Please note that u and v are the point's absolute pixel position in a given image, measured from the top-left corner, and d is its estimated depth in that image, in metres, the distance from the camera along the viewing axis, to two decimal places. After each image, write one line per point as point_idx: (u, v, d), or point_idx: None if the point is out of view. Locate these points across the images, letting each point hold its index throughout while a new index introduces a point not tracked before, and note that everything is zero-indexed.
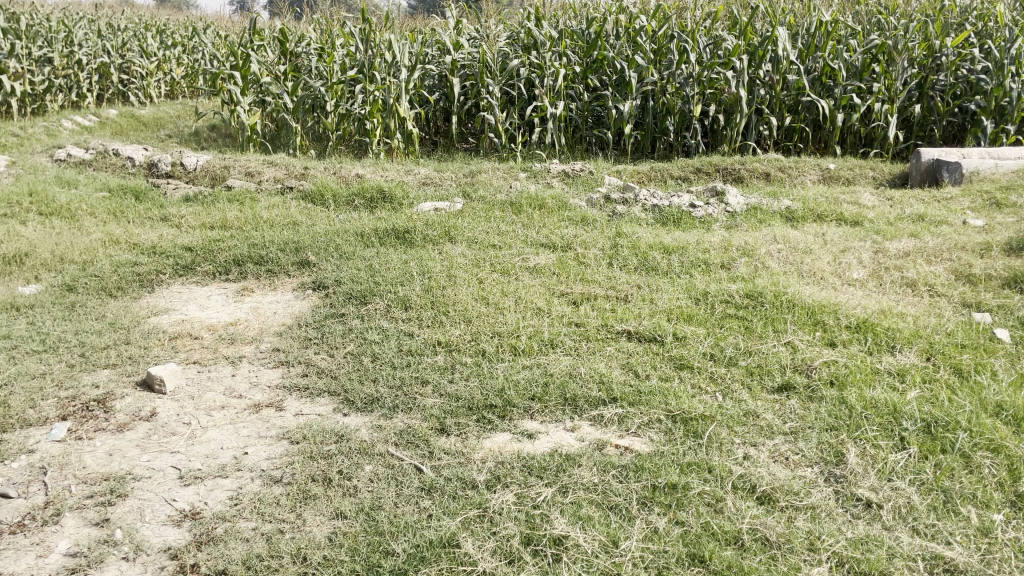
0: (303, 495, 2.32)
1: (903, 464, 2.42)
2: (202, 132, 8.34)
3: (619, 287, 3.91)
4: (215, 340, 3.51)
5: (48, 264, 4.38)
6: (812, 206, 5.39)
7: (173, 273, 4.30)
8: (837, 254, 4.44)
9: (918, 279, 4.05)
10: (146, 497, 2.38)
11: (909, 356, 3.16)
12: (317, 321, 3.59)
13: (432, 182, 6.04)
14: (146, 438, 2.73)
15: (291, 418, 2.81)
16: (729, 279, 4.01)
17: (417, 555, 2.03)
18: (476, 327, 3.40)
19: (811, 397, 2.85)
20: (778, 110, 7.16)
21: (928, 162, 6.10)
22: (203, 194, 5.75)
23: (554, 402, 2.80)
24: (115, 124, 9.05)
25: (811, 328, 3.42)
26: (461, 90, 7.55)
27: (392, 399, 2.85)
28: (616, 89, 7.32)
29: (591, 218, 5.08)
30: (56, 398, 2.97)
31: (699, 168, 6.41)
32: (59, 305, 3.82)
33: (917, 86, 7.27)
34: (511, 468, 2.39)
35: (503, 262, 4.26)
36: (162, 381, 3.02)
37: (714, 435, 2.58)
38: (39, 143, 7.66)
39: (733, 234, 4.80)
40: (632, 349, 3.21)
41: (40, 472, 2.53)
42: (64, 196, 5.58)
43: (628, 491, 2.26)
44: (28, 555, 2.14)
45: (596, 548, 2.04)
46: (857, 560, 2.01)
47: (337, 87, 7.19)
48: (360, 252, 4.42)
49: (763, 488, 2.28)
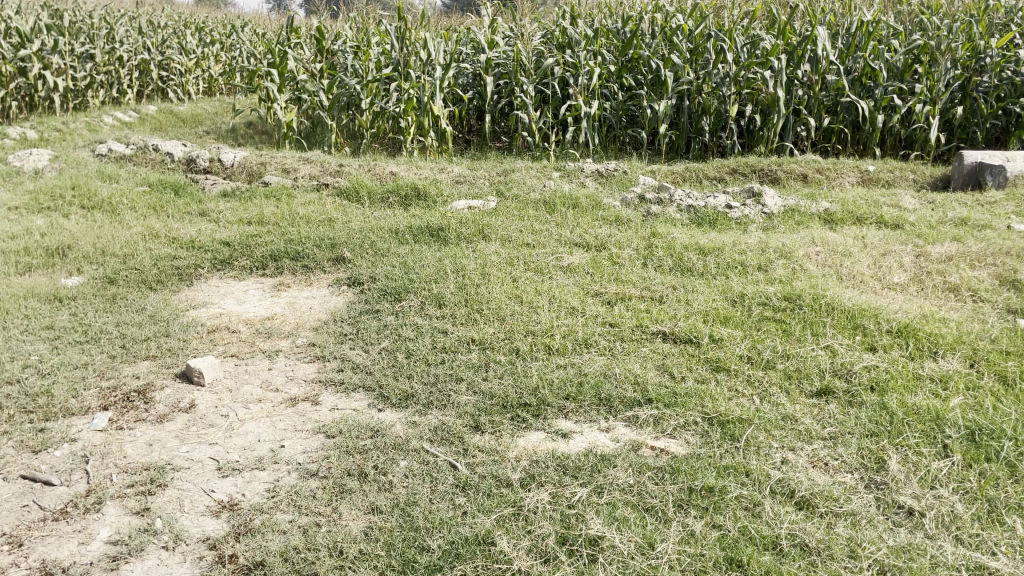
0: (339, 489, 2.33)
1: (946, 472, 2.37)
2: (239, 129, 8.44)
3: (654, 288, 3.88)
4: (253, 333, 3.55)
5: (90, 257, 4.46)
6: (851, 208, 5.31)
7: (211, 267, 4.36)
8: (877, 257, 4.37)
9: (961, 284, 3.97)
10: (184, 487, 2.41)
11: (952, 362, 3.10)
12: (352, 317, 3.61)
13: (465, 180, 6.05)
14: (185, 430, 2.77)
15: (326, 412, 2.83)
16: (766, 281, 3.96)
17: (452, 551, 2.04)
18: (510, 326, 3.40)
19: (851, 402, 2.81)
20: (816, 111, 7.07)
21: (971, 165, 6.00)
22: (240, 190, 5.82)
23: (589, 402, 2.79)
24: (154, 119, 9.18)
25: (850, 332, 3.37)
26: (496, 89, 7.56)
27: (427, 396, 2.86)
28: (651, 88, 7.27)
29: (625, 218, 5.06)
30: (98, 388, 3.03)
31: (735, 169, 6.35)
32: (100, 297, 3.89)
33: (961, 88, 7.12)
34: (546, 467, 2.38)
35: (536, 261, 4.25)
36: (201, 373, 3.06)
37: (751, 438, 2.55)
38: (81, 138, 7.80)
39: (770, 236, 4.74)
40: (668, 350, 3.19)
41: (82, 461, 2.57)
42: (106, 190, 5.68)
43: (664, 493, 2.24)
44: (70, 541, 2.18)
45: (632, 549, 2.02)
46: (900, 567, 1.97)
47: (373, 85, 7.23)
48: (394, 249, 4.44)
49: (801, 493, 2.25)
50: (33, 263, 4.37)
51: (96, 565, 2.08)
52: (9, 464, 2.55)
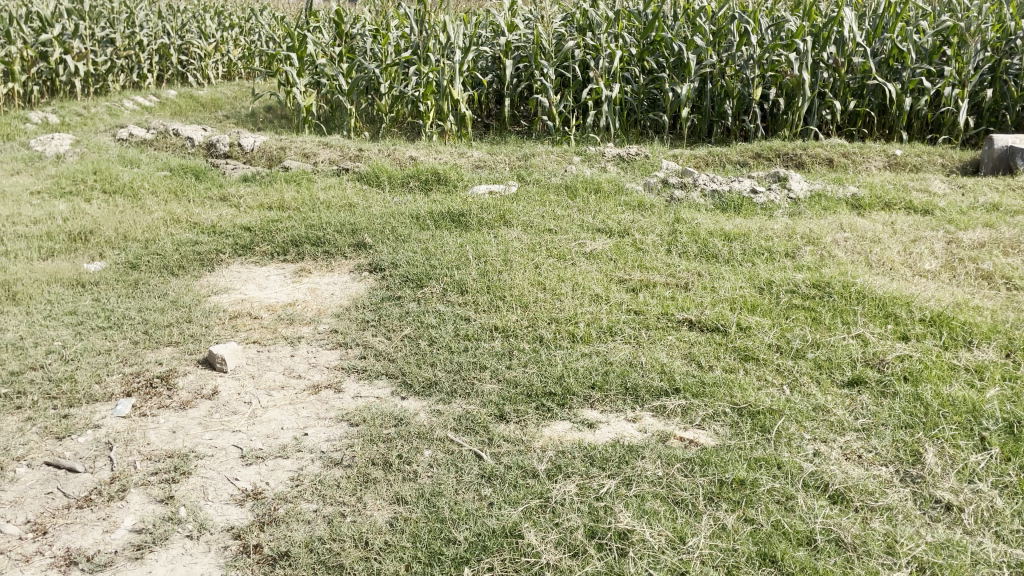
0: (363, 478, 2.30)
1: (985, 466, 2.31)
2: (258, 113, 8.42)
3: (679, 275, 3.82)
4: (275, 319, 3.53)
5: (112, 242, 4.46)
6: (879, 193, 5.21)
7: (233, 253, 4.34)
8: (907, 244, 4.28)
9: (994, 271, 3.87)
10: (208, 475, 2.40)
11: (987, 352, 3.02)
12: (374, 303, 3.58)
13: (485, 165, 5.99)
14: (208, 416, 2.75)
15: (349, 400, 2.80)
16: (794, 268, 3.89)
17: (479, 544, 2.01)
18: (533, 313, 3.35)
19: (884, 392, 2.75)
20: (842, 94, 6.94)
21: (1002, 149, 5.86)
22: (261, 174, 5.80)
23: (615, 392, 2.74)
24: (174, 104, 9.17)
25: (882, 321, 3.30)
26: (515, 72, 7.46)
27: (451, 383, 2.82)
28: (673, 71, 7.16)
29: (648, 203, 4.99)
30: (121, 374, 3.02)
31: (759, 153, 6.25)
32: (122, 283, 3.88)
33: (990, 70, 6.96)
34: (573, 458, 2.34)
35: (559, 247, 4.20)
36: (223, 360, 3.05)
37: (783, 429, 2.50)
38: (102, 122, 7.81)
39: (796, 221, 4.65)
40: (695, 338, 3.13)
41: (106, 448, 2.56)
42: (127, 174, 5.68)
43: (694, 486, 2.20)
44: (95, 529, 2.17)
45: (663, 544, 1.98)
46: (939, 565, 1.92)
47: (392, 68, 7.18)
48: (416, 235, 4.40)
49: (836, 486, 2.20)
50: (56, 248, 4.37)
51: (120, 554, 2.07)
52: (34, 450, 2.55)
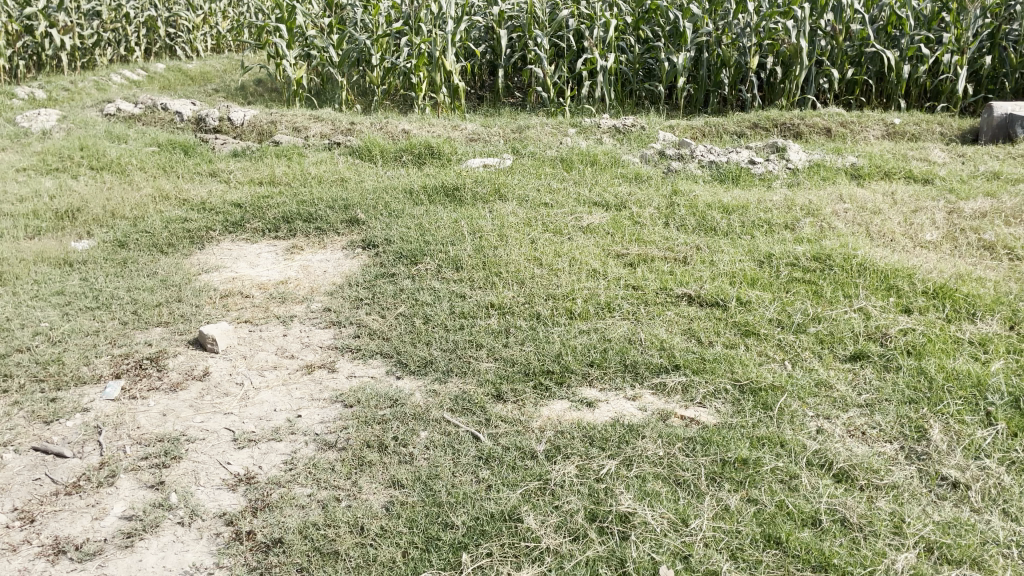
0: (358, 461, 2.26)
1: (991, 442, 2.26)
2: (248, 87, 8.27)
3: (677, 248, 3.76)
4: (266, 298, 3.46)
5: (100, 219, 4.38)
6: (879, 162, 5.14)
7: (223, 229, 4.26)
8: (907, 214, 4.21)
9: (996, 241, 3.82)
10: (200, 459, 2.35)
11: (991, 324, 2.97)
12: (367, 281, 3.51)
13: (479, 138, 5.89)
14: (200, 398, 2.70)
15: (343, 380, 2.75)
16: (794, 241, 3.82)
17: (477, 528, 1.97)
18: (530, 289, 3.29)
19: (887, 366, 2.70)
20: (840, 62, 6.83)
21: (1001, 117, 5.78)
22: (251, 149, 5.70)
23: (614, 369, 2.69)
24: (163, 78, 9.01)
25: (884, 294, 3.24)
26: (508, 42, 7.34)
27: (447, 362, 2.77)
28: (669, 40, 7.03)
29: (645, 174, 4.92)
30: (110, 356, 2.96)
31: (757, 123, 6.15)
32: (111, 261, 3.81)
33: (989, 36, 6.84)
34: (572, 438, 2.29)
35: (555, 221, 4.13)
36: (214, 340, 2.98)
37: (785, 407, 2.45)
38: (89, 97, 7.67)
39: (796, 192, 4.58)
40: (695, 313, 3.08)
41: (95, 432, 2.51)
42: (115, 150, 5.57)
43: (696, 466, 2.15)
44: (84, 517, 2.12)
45: (665, 527, 1.94)
46: (948, 544, 1.88)
47: (383, 40, 6.99)
48: (409, 210, 4.33)
49: (840, 464, 2.16)
50: (43, 226, 4.29)
51: (110, 542, 2.02)
52: (21, 435, 2.49)
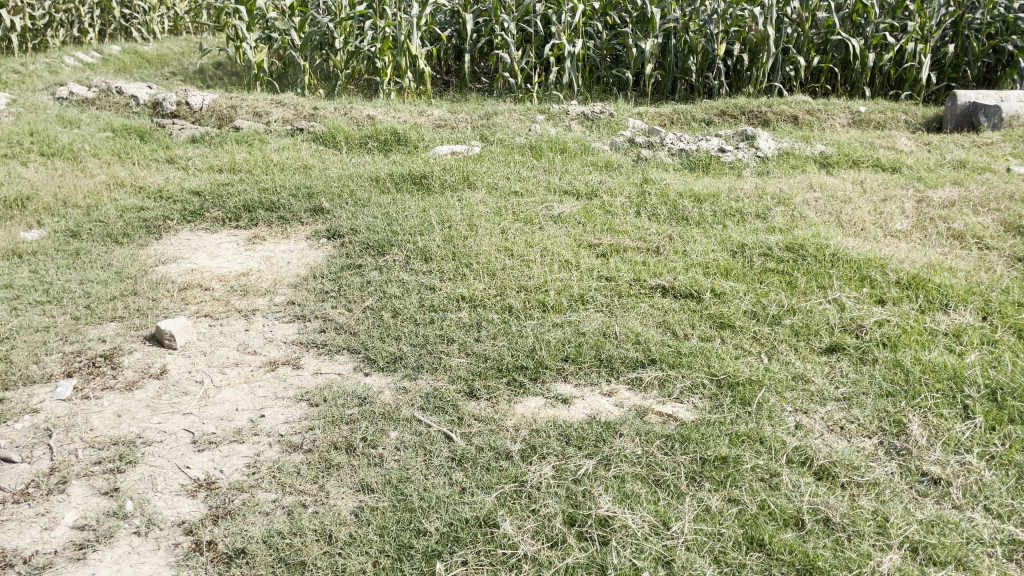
0: (325, 464, 2.16)
1: (970, 436, 2.24)
2: (207, 70, 8.03)
3: (650, 238, 3.70)
4: (228, 291, 3.33)
5: (51, 208, 4.19)
6: (847, 151, 5.13)
7: (181, 219, 4.10)
8: (877, 203, 4.20)
9: (965, 230, 3.82)
10: (157, 463, 2.24)
11: (964, 315, 2.96)
12: (333, 273, 3.39)
13: (446, 124, 5.78)
14: (157, 398, 2.57)
15: (309, 377, 2.65)
16: (766, 230, 3.79)
17: (451, 535, 1.89)
18: (502, 281, 3.20)
19: (863, 359, 2.67)
20: (805, 49, 6.83)
21: (965, 105, 5.83)
22: (210, 135, 5.52)
23: (589, 364, 2.62)
24: (119, 60, 8.72)
25: (858, 284, 3.21)
26: (474, 27, 7.21)
27: (417, 358, 2.68)
28: (636, 26, 6.96)
29: (615, 163, 4.85)
30: (61, 353, 2.81)
31: (724, 111, 6.12)
32: (62, 253, 3.64)
33: (952, 25, 6.85)
34: (548, 437, 2.22)
35: (526, 210, 4.04)
36: (172, 336, 2.85)
37: (763, 402, 2.40)
38: (39, 80, 7.37)
39: (766, 181, 4.54)
40: (669, 305, 3.02)
41: (46, 435, 2.38)
42: (66, 135, 5.35)
43: (675, 465, 2.10)
44: (32, 527, 2.00)
45: (646, 530, 1.89)
46: (933, 544, 1.84)
47: (346, 23, 6.84)
48: (376, 199, 4.20)
49: (821, 462, 2.12)
50: None
51: (60, 554, 1.91)
52: None
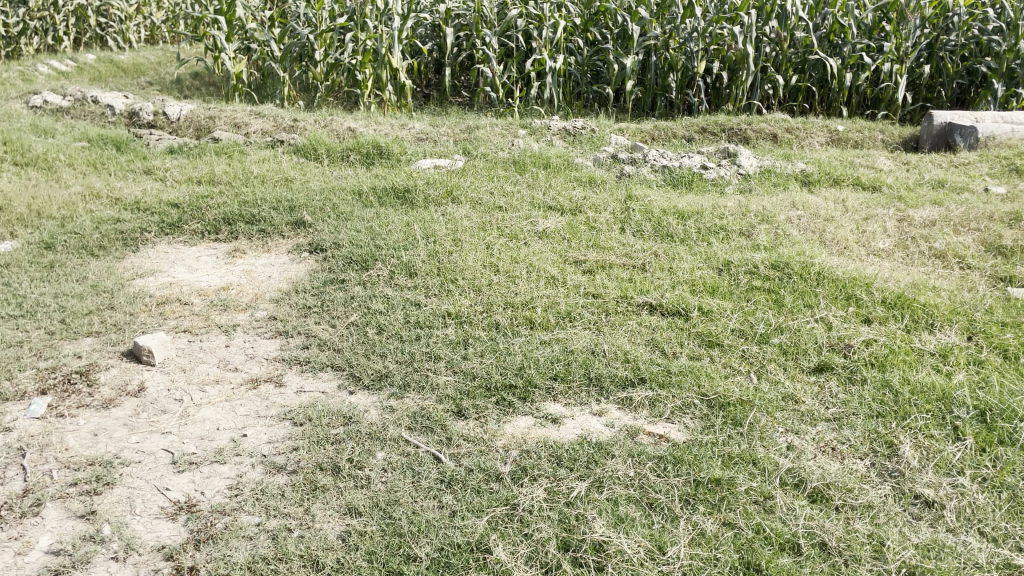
0: (310, 486, 2.11)
1: (961, 457, 2.23)
2: (184, 80, 7.94)
3: (635, 255, 3.68)
4: (207, 306, 3.26)
5: (24, 219, 4.09)
6: (828, 169, 5.16)
7: (159, 231, 4.02)
8: (860, 222, 4.23)
9: (947, 250, 3.85)
10: (136, 484, 2.16)
11: (950, 335, 2.97)
12: (316, 288, 3.34)
13: (428, 138, 5.75)
14: (135, 416, 2.50)
15: (292, 396, 2.58)
16: (751, 248, 3.79)
17: (442, 561, 1.85)
18: (488, 297, 3.17)
19: (852, 379, 2.66)
20: (784, 68, 6.89)
21: (941, 126, 5.89)
22: (188, 145, 5.44)
23: (578, 383, 2.59)
24: (95, 69, 8.61)
25: (844, 303, 3.21)
26: (455, 41, 7.20)
27: (403, 376, 2.63)
28: (617, 42, 6.98)
29: (599, 178, 4.83)
30: (34, 369, 2.72)
31: (705, 128, 6.14)
32: (36, 265, 3.55)
33: (927, 46, 6.95)
34: (539, 459, 2.19)
35: (511, 226, 4.01)
36: (150, 352, 2.77)
37: (755, 422, 2.38)
38: (13, 88, 7.25)
39: (749, 199, 4.55)
40: (657, 323, 3.00)
41: (18, 455, 2.30)
42: (41, 145, 5.24)
43: (669, 488, 2.07)
44: (4, 552, 1.92)
45: (641, 555, 1.85)
46: (930, 569, 1.83)
47: (327, 35, 6.79)
48: (359, 212, 4.15)
49: (815, 484, 2.10)
50: None
51: None
52: None
